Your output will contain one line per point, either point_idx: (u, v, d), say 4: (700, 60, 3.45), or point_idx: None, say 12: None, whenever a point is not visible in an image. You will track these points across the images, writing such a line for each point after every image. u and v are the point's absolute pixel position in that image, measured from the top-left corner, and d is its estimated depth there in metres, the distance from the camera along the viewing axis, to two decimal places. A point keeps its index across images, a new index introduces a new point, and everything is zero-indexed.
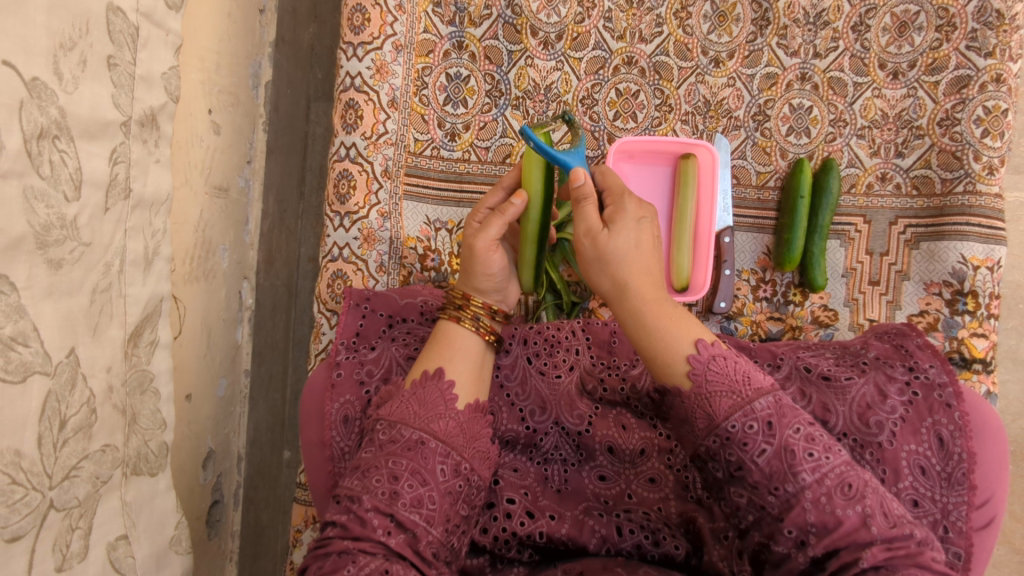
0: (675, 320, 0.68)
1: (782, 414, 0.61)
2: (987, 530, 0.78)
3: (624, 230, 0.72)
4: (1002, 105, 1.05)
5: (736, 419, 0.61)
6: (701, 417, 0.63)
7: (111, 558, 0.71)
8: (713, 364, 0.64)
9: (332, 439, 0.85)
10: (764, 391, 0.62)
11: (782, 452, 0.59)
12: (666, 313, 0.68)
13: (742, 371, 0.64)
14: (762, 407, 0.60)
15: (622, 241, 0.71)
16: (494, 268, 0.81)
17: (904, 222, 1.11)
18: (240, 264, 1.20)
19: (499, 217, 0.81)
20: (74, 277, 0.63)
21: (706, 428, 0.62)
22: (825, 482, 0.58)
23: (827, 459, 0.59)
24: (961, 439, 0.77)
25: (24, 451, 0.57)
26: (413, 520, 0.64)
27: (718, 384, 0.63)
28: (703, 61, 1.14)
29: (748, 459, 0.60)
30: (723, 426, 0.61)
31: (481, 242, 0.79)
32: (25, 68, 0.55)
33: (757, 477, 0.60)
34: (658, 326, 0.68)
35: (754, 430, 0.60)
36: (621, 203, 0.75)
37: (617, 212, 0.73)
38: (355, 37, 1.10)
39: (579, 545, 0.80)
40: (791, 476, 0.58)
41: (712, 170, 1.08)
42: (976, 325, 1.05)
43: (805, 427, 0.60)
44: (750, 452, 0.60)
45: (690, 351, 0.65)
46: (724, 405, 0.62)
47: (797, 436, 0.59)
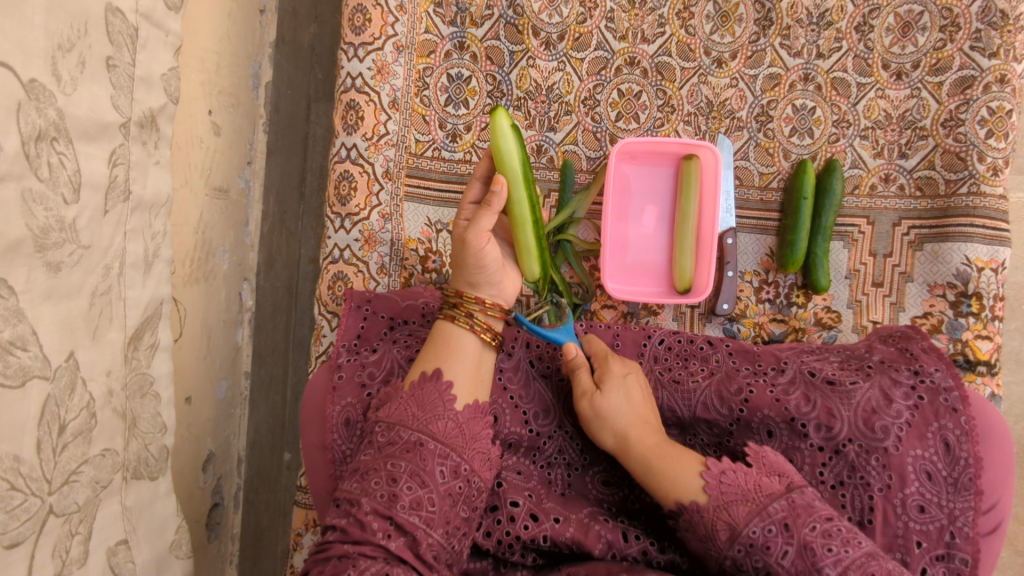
0: (677, 455, 0.72)
1: (797, 513, 0.61)
2: (994, 535, 0.78)
3: (614, 386, 0.80)
4: (1007, 106, 1.04)
5: (755, 523, 0.62)
6: (722, 527, 0.64)
7: (110, 563, 0.70)
8: (725, 477, 0.67)
9: (333, 442, 0.85)
10: (776, 495, 0.63)
11: (803, 551, 0.59)
12: (668, 451, 0.73)
13: (753, 479, 0.66)
14: (777, 510, 0.62)
15: (614, 398, 0.78)
16: (486, 261, 0.80)
17: (907, 223, 1.10)
18: (240, 266, 1.19)
19: (485, 210, 0.80)
20: (73, 280, 0.62)
21: (728, 538, 0.63)
22: (850, 575, 0.56)
23: (846, 552, 0.58)
24: (967, 444, 0.76)
25: (24, 456, 0.56)
26: (413, 522, 0.64)
27: (733, 493, 0.65)
28: (706, 62, 1.14)
29: (773, 562, 0.60)
30: (744, 533, 0.62)
31: (472, 236, 0.79)
32: (22, 69, 0.54)
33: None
34: (664, 459, 0.72)
35: (774, 533, 0.61)
36: (606, 364, 0.84)
37: (604, 372, 0.82)
38: (356, 38, 1.10)
39: (584, 549, 0.78)
40: (816, 573, 0.57)
41: (714, 171, 1.06)
42: (980, 328, 1.05)
43: (821, 523, 0.60)
44: (774, 555, 0.60)
45: (700, 471, 0.69)
46: (742, 512, 0.63)
47: (814, 533, 0.59)
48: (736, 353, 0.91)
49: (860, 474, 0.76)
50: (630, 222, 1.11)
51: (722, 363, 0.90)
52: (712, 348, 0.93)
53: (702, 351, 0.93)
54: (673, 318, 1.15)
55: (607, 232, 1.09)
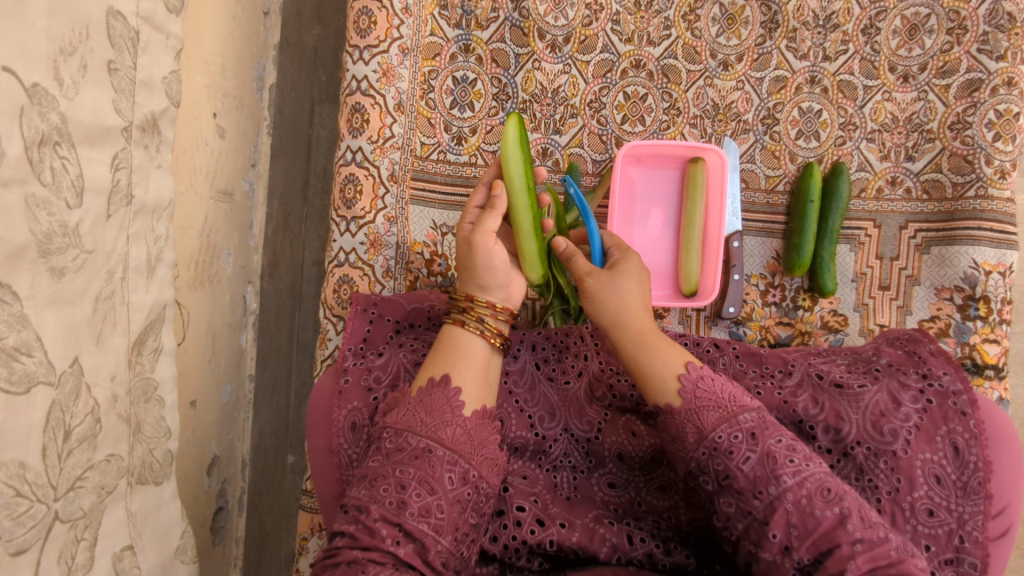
0: (668, 347, 0.71)
1: (765, 427, 0.63)
2: (1004, 540, 0.77)
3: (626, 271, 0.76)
4: (1014, 109, 1.04)
5: (722, 429, 0.63)
6: (690, 431, 0.64)
7: (116, 568, 0.70)
8: (702, 383, 0.67)
9: (340, 446, 0.84)
10: (748, 407, 0.64)
11: (765, 459, 0.60)
12: (661, 341, 0.71)
13: (729, 390, 0.67)
14: (746, 419, 0.63)
15: (626, 279, 0.75)
16: (494, 263, 0.79)
17: (915, 226, 1.10)
18: (244, 269, 1.19)
19: (490, 212, 0.82)
20: (77, 285, 0.62)
21: (695, 441, 0.64)
22: (806, 484, 0.59)
23: (806, 465, 0.60)
24: (977, 448, 0.76)
25: (29, 463, 0.56)
26: (422, 529, 0.63)
27: (707, 399, 0.65)
28: (712, 64, 1.13)
29: (733, 467, 0.61)
30: (710, 436, 0.63)
31: (478, 237, 0.79)
32: (25, 74, 0.54)
33: (742, 483, 0.61)
34: (655, 346, 0.70)
35: (739, 439, 0.62)
36: (629, 253, 0.81)
37: (626, 256, 0.80)
38: (361, 40, 1.09)
39: (589, 553, 0.78)
40: (774, 479, 0.59)
41: (721, 173, 1.07)
42: (988, 331, 1.05)
43: (787, 439, 0.62)
44: (736, 459, 0.61)
45: (681, 371, 0.68)
46: (712, 418, 0.64)
47: (779, 445, 0.61)
48: (743, 355, 0.91)
49: (868, 477, 0.75)
50: (635, 225, 1.10)
51: (729, 366, 0.90)
52: (719, 351, 0.92)
53: (708, 354, 0.92)
54: (679, 320, 1.15)
55: (612, 222, 1.08)
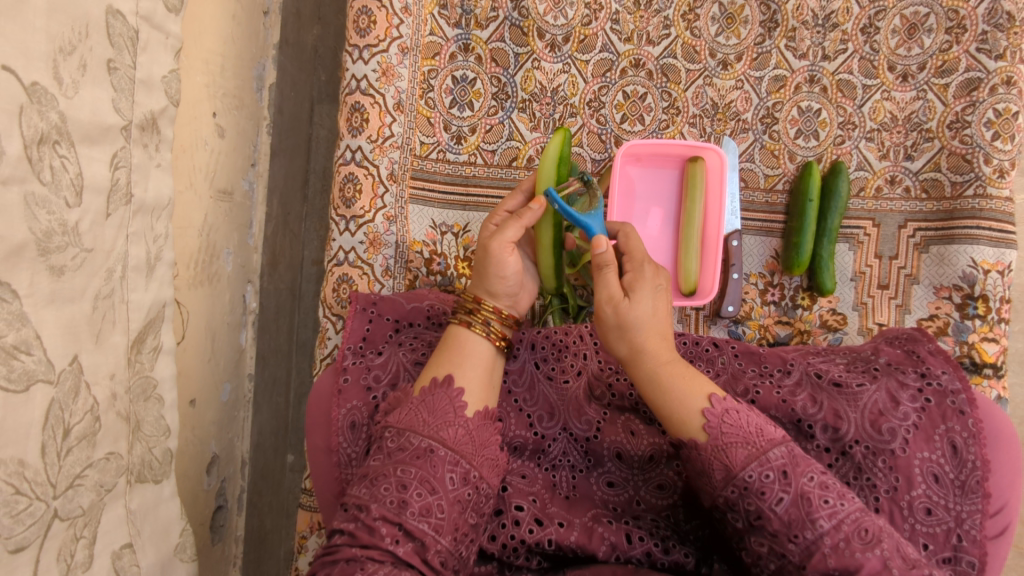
0: (689, 378, 0.70)
1: (796, 462, 0.62)
2: (1002, 538, 0.77)
3: (641, 295, 0.72)
4: (1013, 108, 1.04)
5: (753, 468, 0.62)
6: (718, 467, 0.64)
7: (115, 567, 0.70)
8: (728, 417, 0.66)
9: (339, 445, 0.85)
10: (777, 442, 0.63)
11: (799, 500, 0.60)
12: (678, 372, 0.70)
13: (755, 422, 0.65)
14: (777, 456, 0.61)
15: (642, 310, 0.71)
16: (508, 271, 0.80)
17: (914, 225, 1.10)
18: (244, 268, 1.19)
19: (515, 221, 0.82)
20: (77, 283, 0.62)
21: (723, 479, 0.63)
22: (842, 527, 0.58)
23: (842, 505, 0.59)
24: (975, 447, 0.76)
25: (28, 461, 0.56)
26: (422, 528, 0.63)
27: (734, 435, 0.64)
28: (711, 63, 1.13)
29: (765, 508, 0.60)
30: (741, 475, 0.62)
31: (495, 244, 0.80)
32: (24, 72, 0.54)
33: (776, 525, 0.60)
34: (673, 382, 0.69)
35: (770, 479, 0.61)
36: (640, 267, 0.75)
37: (636, 278, 0.74)
38: (361, 40, 1.10)
39: (588, 552, 0.79)
40: (809, 523, 0.59)
41: (720, 173, 1.07)
42: (987, 330, 1.05)
43: (819, 475, 0.61)
44: (768, 501, 0.60)
45: (705, 406, 0.67)
46: (740, 455, 0.63)
47: (812, 483, 0.60)
48: (742, 355, 0.91)
49: (866, 476, 0.76)
50: (635, 222, 1.10)
51: (728, 365, 0.90)
52: (718, 350, 0.92)
53: (708, 353, 0.92)
54: (678, 320, 1.15)
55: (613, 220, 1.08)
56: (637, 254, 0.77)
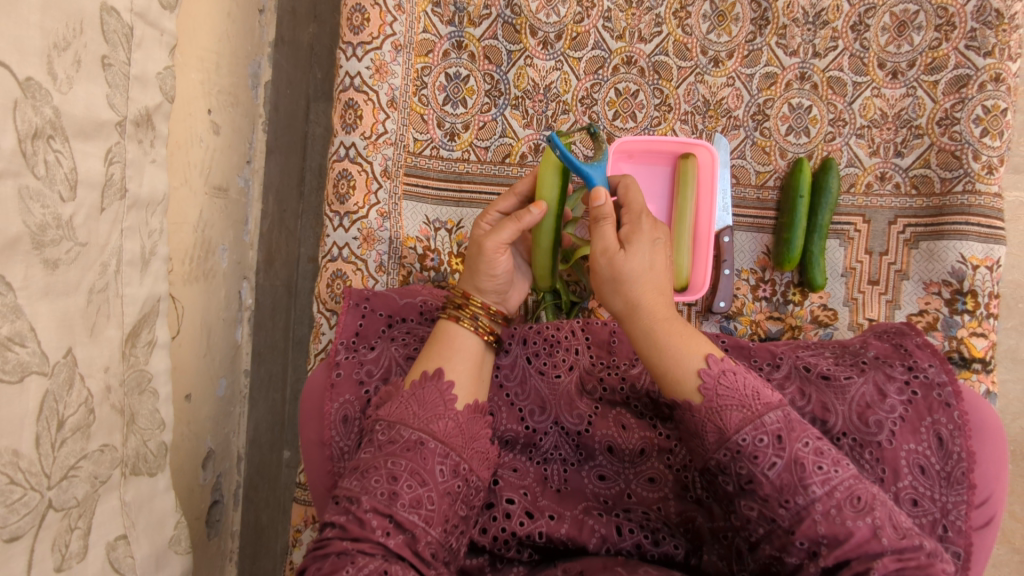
0: (685, 337, 0.69)
1: (791, 427, 0.62)
2: (987, 529, 0.78)
3: (639, 249, 0.73)
4: (1002, 105, 1.04)
5: (746, 432, 0.62)
6: (712, 430, 0.64)
7: (110, 558, 0.71)
8: (724, 378, 0.65)
9: (331, 439, 0.85)
10: (772, 406, 0.63)
11: (792, 466, 0.60)
12: (675, 329, 0.70)
13: (752, 386, 0.65)
14: (772, 422, 0.62)
15: (637, 263, 0.72)
16: (497, 271, 0.81)
17: (903, 221, 1.11)
18: (240, 264, 1.20)
19: (512, 222, 0.81)
20: (71, 277, 0.63)
21: (716, 441, 0.64)
22: (835, 494, 0.59)
23: (835, 471, 0.60)
24: (961, 438, 0.77)
25: (23, 451, 0.57)
26: (412, 520, 0.64)
27: (729, 398, 0.64)
28: (703, 60, 1.14)
29: (758, 472, 0.61)
30: (734, 439, 0.62)
31: (489, 243, 0.80)
32: (18, 67, 0.55)
33: (768, 489, 0.61)
34: (669, 341, 0.69)
35: (765, 443, 0.61)
36: (637, 221, 0.76)
37: (633, 231, 0.74)
38: (354, 37, 1.10)
39: (579, 544, 0.80)
40: (802, 489, 0.59)
41: (711, 170, 1.08)
42: (976, 325, 1.05)
43: (813, 441, 0.62)
44: (761, 465, 0.61)
45: (701, 367, 0.67)
46: (734, 419, 0.63)
47: (807, 449, 0.61)
48: (732, 349, 0.92)
49: (853, 467, 0.76)
50: None
51: None
52: None
53: None
54: None
55: None
56: (636, 207, 0.78)
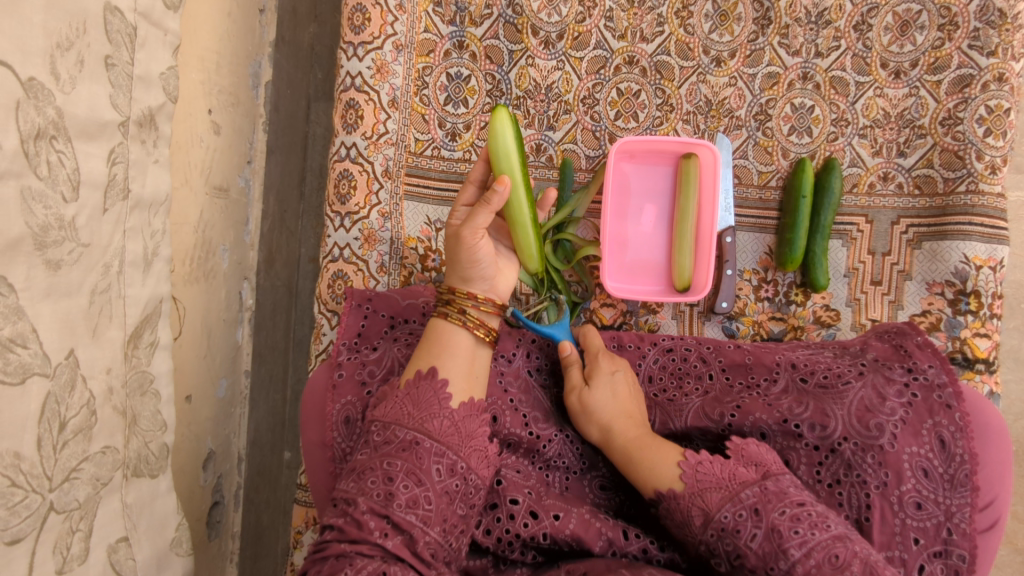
0: (657, 447, 0.76)
1: (768, 499, 0.63)
2: (992, 532, 0.78)
3: (599, 382, 0.84)
4: (1005, 105, 1.04)
5: (727, 509, 0.64)
6: (696, 513, 0.66)
7: (111, 561, 0.71)
8: (701, 467, 0.69)
9: (333, 440, 0.85)
10: (747, 482, 0.65)
11: (771, 534, 0.60)
12: (647, 444, 0.77)
13: (728, 468, 0.68)
14: (748, 495, 0.63)
15: (599, 393, 0.83)
16: (479, 256, 0.78)
17: (906, 222, 1.10)
18: (240, 265, 1.20)
19: (483, 207, 0.77)
20: (73, 278, 0.62)
21: (702, 524, 0.65)
22: (814, 555, 0.57)
23: (813, 534, 0.59)
24: (963, 440, 0.77)
25: (24, 454, 0.56)
26: (410, 520, 0.64)
27: (708, 481, 0.67)
28: (705, 60, 1.14)
29: (742, 545, 0.62)
30: (717, 517, 0.64)
31: (466, 232, 0.77)
32: (21, 68, 0.55)
33: (754, 560, 0.61)
34: (641, 455, 0.76)
35: (744, 517, 0.63)
36: (597, 360, 0.89)
37: (593, 368, 0.87)
38: (355, 37, 1.10)
39: (584, 546, 0.78)
40: (782, 554, 0.59)
41: (713, 170, 1.06)
42: (979, 326, 1.05)
43: (790, 508, 0.61)
44: (743, 537, 0.62)
45: (678, 460, 0.72)
46: (715, 499, 0.65)
47: (783, 517, 0.61)
48: (729, 367, 0.91)
49: (856, 472, 0.76)
50: (630, 221, 1.11)
51: (716, 378, 0.91)
52: (705, 364, 0.93)
53: (695, 368, 0.93)
54: (672, 316, 1.15)
55: (607, 219, 1.09)
56: (594, 349, 0.91)
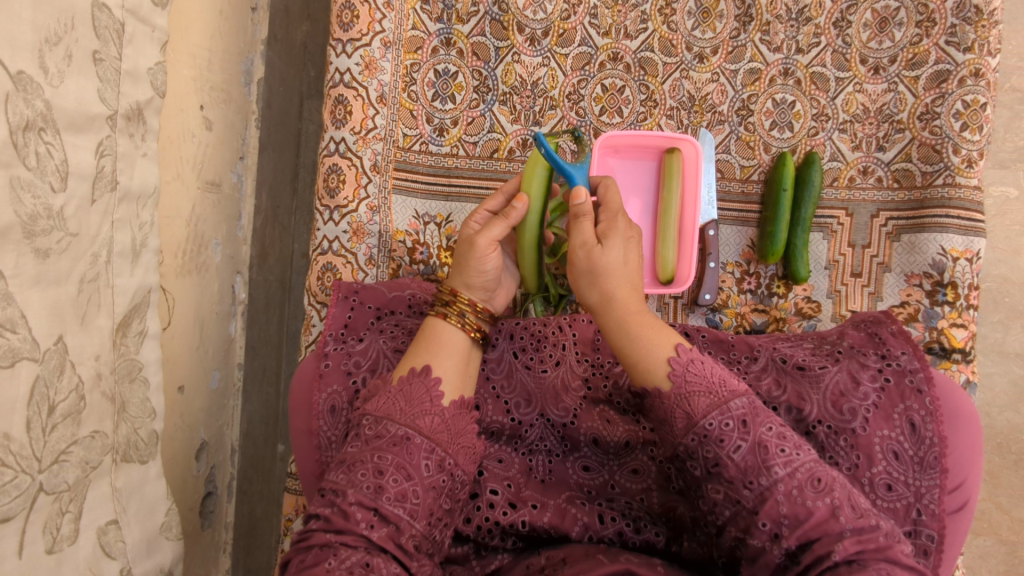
0: (656, 329, 0.71)
1: (756, 413, 0.64)
2: (961, 513, 0.80)
3: (614, 245, 0.73)
4: (981, 100, 1.06)
5: (713, 417, 0.64)
6: (680, 416, 0.65)
7: (101, 542, 0.73)
8: (692, 366, 0.67)
9: (319, 428, 0.87)
10: (738, 393, 0.65)
11: (756, 448, 0.62)
12: (648, 322, 0.71)
13: (718, 374, 0.67)
14: (738, 406, 0.63)
15: (615, 257, 0.72)
16: (487, 267, 0.82)
17: (886, 214, 1.12)
18: (233, 258, 1.22)
19: (501, 220, 0.83)
20: (62, 266, 0.64)
21: (684, 427, 0.65)
22: (797, 475, 0.60)
23: (797, 454, 0.62)
24: (933, 424, 0.79)
25: (14, 435, 0.58)
26: (397, 513, 0.66)
27: (697, 384, 0.66)
28: (688, 57, 1.16)
29: (723, 455, 0.62)
30: (701, 424, 0.64)
31: (482, 240, 0.82)
32: (11, 61, 0.57)
33: (733, 472, 0.62)
34: (642, 332, 0.70)
35: (730, 427, 0.63)
36: (614, 219, 0.76)
37: (609, 228, 0.75)
38: (344, 34, 1.12)
39: (562, 532, 0.81)
40: (765, 470, 0.61)
41: (696, 165, 1.10)
42: (956, 316, 1.07)
43: (777, 426, 0.64)
44: (726, 448, 0.62)
45: (670, 355, 0.68)
46: (702, 404, 0.65)
47: (770, 433, 0.63)
48: (711, 343, 0.93)
49: (829, 454, 0.78)
50: None
51: None
52: (688, 339, 0.94)
53: None
54: (657, 307, 1.17)
55: None
56: (614, 206, 0.78)
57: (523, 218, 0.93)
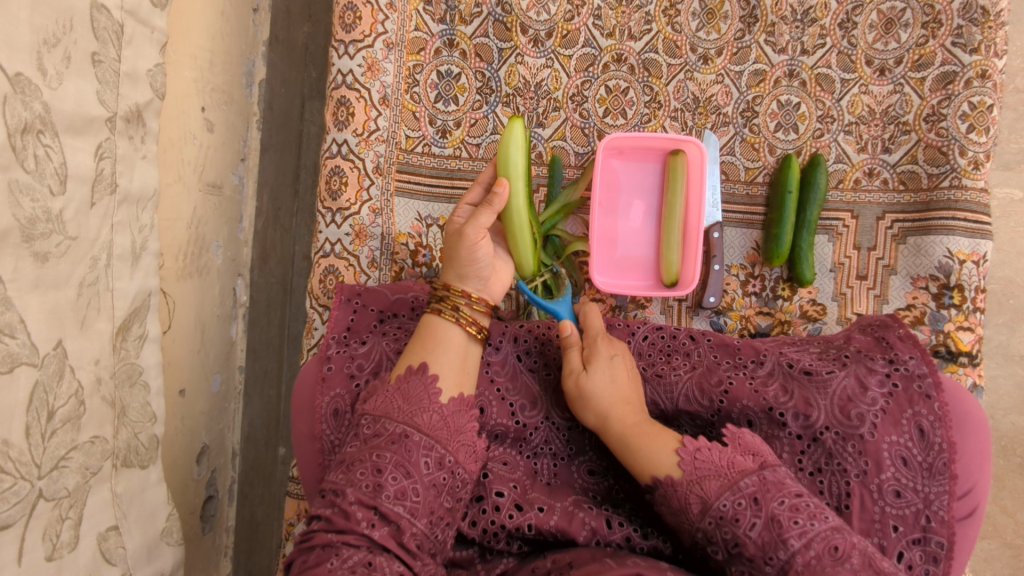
0: (655, 435, 0.73)
1: (767, 488, 0.63)
2: (970, 520, 0.79)
3: (598, 367, 0.80)
4: (988, 101, 1.05)
5: (725, 497, 0.63)
6: (694, 501, 0.65)
7: (101, 548, 0.72)
8: (700, 455, 0.68)
9: (323, 432, 0.87)
10: (748, 471, 0.65)
11: (770, 523, 0.60)
12: (647, 431, 0.74)
13: (728, 455, 0.67)
14: (747, 484, 0.63)
15: (599, 377, 0.79)
16: (478, 254, 0.81)
17: (891, 217, 1.11)
18: (234, 261, 1.21)
19: (487, 208, 0.82)
20: (61, 270, 0.64)
21: (700, 512, 0.65)
22: (813, 545, 0.58)
23: (812, 525, 0.59)
24: (942, 429, 0.78)
25: (12, 441, 0.58)
26: (397, 512, 0.65)
27: (706, 469, 0.66)
28: (692, 58, 1.15)
29: (741, 534, 0.62)
30: (715, 506, 0.64)
31: (471, 229, 0.80)
32: (8, 63, 0.56)
33: (752, 550, 0.61)
34: (643, 441, 0.73)
35: (743, 506, 0.62)
36: (595, 343, 0.84)
37: (592, 351, 0.83)
38: (346, 36, 1.11)
39: (568, 537, 0.79)
40: (782, 543, 0.59)
41: (701, 166, 1.07)
42: (962, 319, 1.07)
43: (790, 498, 0.62)
44: (742, 527, 0.62)
45: (676, 448, 0.70)
46: (713, 487, 0.65)
47: (782, 507, 0.61)
48: (717, 347, 0.92)
49: (837, 461, 0.77)
50: (619, 216, 1.12)
51: (704, 358, 0.91)
52: (694, 343, 0.93)
53: (684, 346, 0.93)
54: (661, 310, 1.17)
55: (596, 213, 1.10)
56: (594, 331, 0.87)
57: (512, 198, 0.94)
